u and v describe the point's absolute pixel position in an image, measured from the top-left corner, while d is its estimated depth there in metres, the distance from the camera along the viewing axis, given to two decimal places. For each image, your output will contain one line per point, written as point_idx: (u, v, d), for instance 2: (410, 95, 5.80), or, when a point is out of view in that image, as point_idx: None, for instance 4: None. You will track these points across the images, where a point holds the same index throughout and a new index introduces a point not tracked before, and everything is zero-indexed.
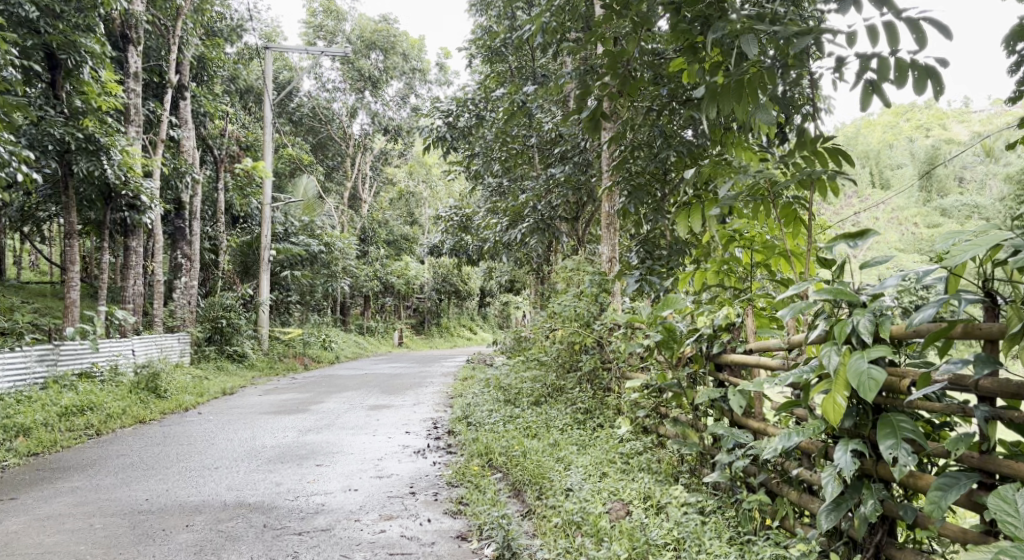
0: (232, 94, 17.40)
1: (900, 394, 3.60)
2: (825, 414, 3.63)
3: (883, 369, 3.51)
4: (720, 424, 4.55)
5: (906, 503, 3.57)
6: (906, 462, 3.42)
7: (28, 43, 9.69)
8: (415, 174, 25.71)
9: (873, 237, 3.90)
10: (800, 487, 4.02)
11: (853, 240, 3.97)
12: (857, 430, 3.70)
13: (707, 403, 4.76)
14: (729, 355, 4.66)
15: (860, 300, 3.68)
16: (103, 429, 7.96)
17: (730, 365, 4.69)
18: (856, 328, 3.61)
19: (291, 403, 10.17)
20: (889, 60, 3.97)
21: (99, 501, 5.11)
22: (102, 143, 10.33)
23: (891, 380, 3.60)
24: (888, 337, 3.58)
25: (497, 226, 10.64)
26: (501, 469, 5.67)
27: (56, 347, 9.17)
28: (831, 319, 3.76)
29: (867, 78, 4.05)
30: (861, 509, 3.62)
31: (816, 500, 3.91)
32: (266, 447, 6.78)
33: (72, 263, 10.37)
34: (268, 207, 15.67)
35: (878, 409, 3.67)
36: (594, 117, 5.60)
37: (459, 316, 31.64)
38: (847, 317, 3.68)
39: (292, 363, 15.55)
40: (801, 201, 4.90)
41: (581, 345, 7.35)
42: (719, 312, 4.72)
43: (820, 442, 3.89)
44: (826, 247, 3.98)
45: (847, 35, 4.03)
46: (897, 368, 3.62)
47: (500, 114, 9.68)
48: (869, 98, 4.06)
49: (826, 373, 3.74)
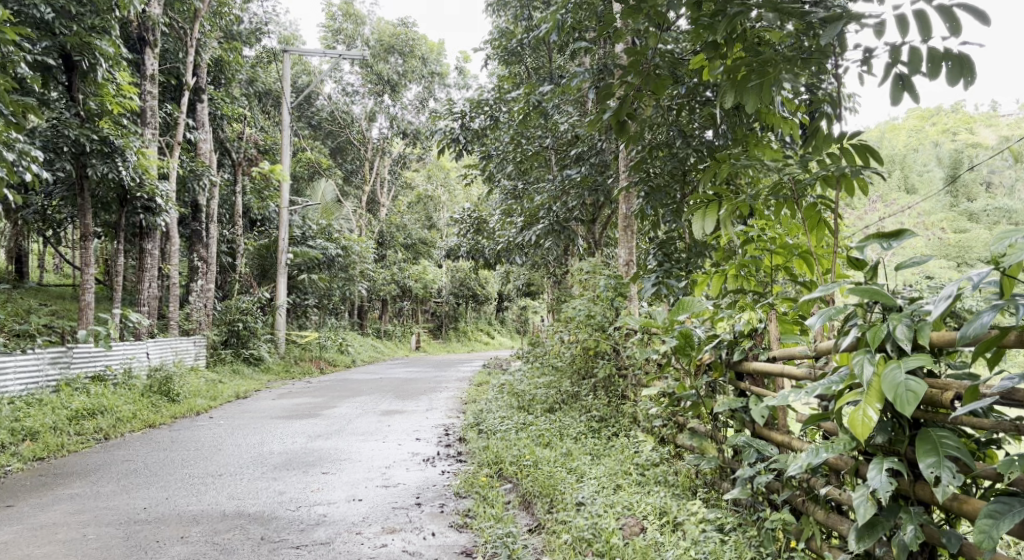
0: (250, 97, 17.35)
1: (942, 409, 3.36)
2: (854, 429, 3.38)
3: (921, 380, 3.29)
4: (741, 436, 4.31)
5: (949, 529, 3.33)
6: (949, 483, 3.19)
7: (42, 45, 9.56)
8: (433, 178, 25.63)
9: (911, 234, 3.61)
10: (828, 506, 3.77)
11: (890, 238, 3.68)
12: (892, 447, 3.47)
13: (727, 413, 4.50)
14: (751, 364, 4.41)
15: (896, 305, 3.44)
16: (112, 434, 7.82)
17: (752, 374, 4.45)
18: (892, 334, 3.38)
19: (305, 407, 10.02)
20: (919, 51, 3.75)
21: (96, 510, 4.98)
22: (116, 145, 10.19)
23: (932, 393, 3.36)
24: (928, 345, 3.33)
25: (513, 228, 10.45)
26: (511, 480, 5.47)
27: (69, 349, 9.06)
28: (863, 324, 3.51)
29: (896, 72, 3.83)
30: (899, 534, 3.38)
31: (846, 521, 3.67)
32: (272, 453, 6.63)
33: (87, 265, 10.27)
34: (285, 211, 15.57)
35: (916, 425, 3.44)
36: (622, 120, 5.42)
37: (477, 321, 31.54)
38: (881, 322, 3.46)
39: (308, 367, 15.42)
40: (826, 201, 4.71)
41: (596, 352, 7.14)
42: (740, 317, 4.43)
43: (850, 459, 3.66)
44: (858, 245, 3.70)
45: (876, 26, 3.81)
46: (937, 380, 3.39)
47: (515, 114, 9.49)
48: (898, 93, 3.84)
49: (857, 384, 3.51)
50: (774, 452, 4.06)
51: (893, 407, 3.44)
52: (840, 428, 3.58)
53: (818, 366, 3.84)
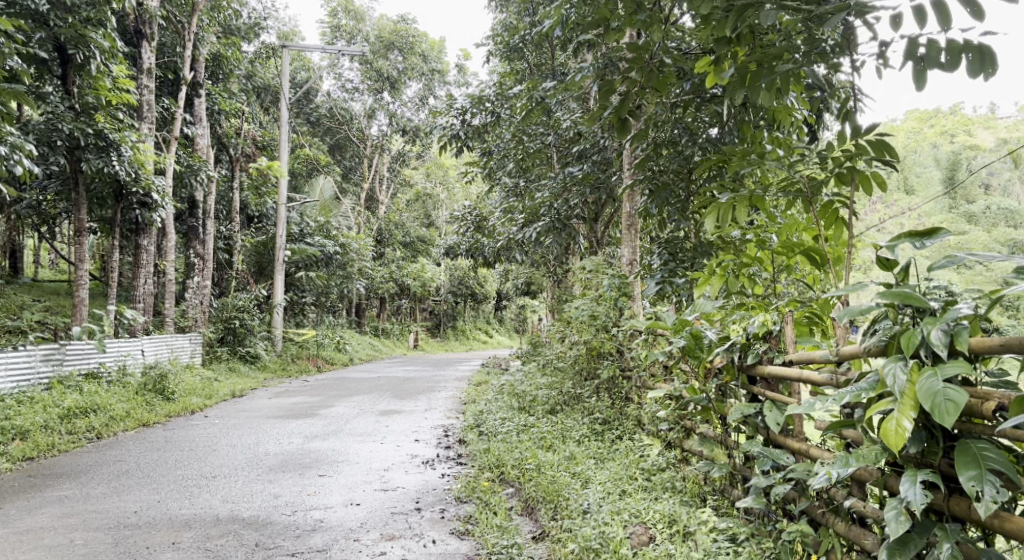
0: (250, 93, 17.18)
1: (981, 420, 3.24)
2: (884, 439, 3.28)
3: (960, 389, 3.17)
4: (755, 442, 4.19)
5: (987, 548, 3.21)
6: (993, 499, 3.06)
7: (35, 36, 9.37)
8: (432, 176, 25.46)
9: (947, 234, 3.47)
10: (850, 518, 3.65)
11: (923, 237, 3.53)
12: (924, 459, 3.34)
13: (739, 419, 4.36)
14: (764, 368, 4.27)
15: (931, 309, 3.32)
16: (104, 433, 7.66)
17: (766, 379, 4.31)
18: (927, 339, 3.27)
19: (301, 407, 9.87)
20: (938, 42, 3.62)
21: (85, 514, 4.83)
22: (112, 139, 10.04)
23: (971, 403, 3.24)
24: (967, 352, 3.21)
25: (513, 227, 10.30)
26: (513, 484, 5.34)
27: (62, 346, 8.91)
28: (894, 329, 3.41)
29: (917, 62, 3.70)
30: (934, 552, 3.26)
31: (871, 536, 3.54)
32: (268, 454, 6.49)
33: (81, 261, 10.11)
34: (283, 208, 15.39)
35: (952, 436, 3.32)
36: (623, 117, 5.34)
37: (475, 320, 31.40)
38: (915, 326, 3.34)
39: (306, 365, 15.26)
40: (842, 199, 4.63)
41: (600, 352, 7.00)
42: (755, 319, 4.28)
43: (877, 470, 3.54)
44: (890, 245, 3.53)
45: (891, 18, 3.68)
46: (977, 389, 3.26)
47: (518, 111, 9.34)
48: (921, 80, 3.70)
49: (887, 391, 3.39)
50: (790, 461, 3.95)
51: (926, 418, 3.32)
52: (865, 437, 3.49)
53: (840, 372, 3.72)
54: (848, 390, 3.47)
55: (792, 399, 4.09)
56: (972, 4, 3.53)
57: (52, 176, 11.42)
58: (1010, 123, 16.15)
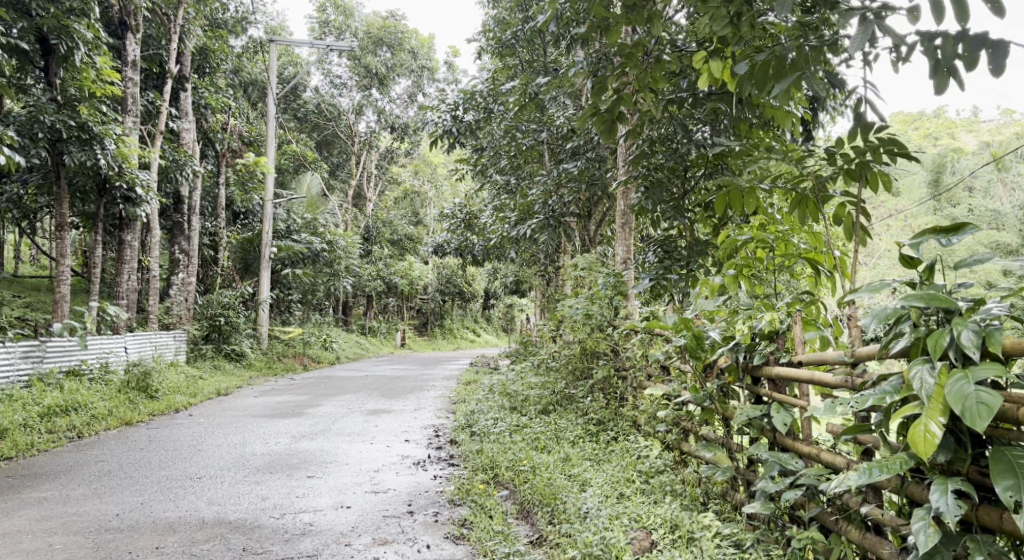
0: (237, 88, 17.00)
1: (1012, 425, 3.17)
2: (914, 446, 3.21)
3: (992, 392, 3.10)
4: (761, 447, 4.10)
5: None
6: None
7: (17, 26, 9.12)
8: (420, 174, 25.33)
9: (973, 230, 3.38)
10: (864, 527, 3.58)
11: (948, 233, 3.42)
12: (951, 467, 3.27)
13: (743, 422, 4.26)
14: (772, 369, 4.16)
15: (958, 309, 3.26)
16: (85, 432, 7.49)
17: (772, 380, 4.21)
18: (956, 340, 3.20)
19: (288, 406, 9.72)
20: (953, 38, 3.59)
21: (65, 517, 4.68)
22: (95, 131, 9.85)
23: (1002, 407, 3.17)
24: (1000, 353, 3.15)
25: (504, 225, 10.19)
26: (508, 486, 5.23)
27: (42, 343, 8.72)
28: (918, 330, 3.33)
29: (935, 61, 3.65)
30: None
31: (888, 546, 3.47)
32: (255, 454, 6.35)
33: (63, 256, 9.92)
34: (270, 204, 15.19)
35: (980, 442, 3.24)
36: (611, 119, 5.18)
37: (463, 318, 31.28)
38: (944, 327, 3.27)
39: (292, 363, 15.08)
40: (851, 199, 4.56)
41: (594, 351, 6.90)
42: (762, 318, 4.16)
43: (898, 477, 3.46)
44: (914, 242, 3.44)
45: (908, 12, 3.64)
46: (1008, 393, 3.19)
47: (510, 106, 9.23)
48: (942, 83, 3.64)
49: (912, 395, 3.32)
50: (799, 467, 3.85)
51: (954, 423, 3.25)
52: (887, 443, 3.43)
53: (856, 374, 3.65)
54: (870, 394, 3.41)
55: (801, 402, 3.99)
56: (992, 4, 3.45)
57: (33, 169, 11.21)
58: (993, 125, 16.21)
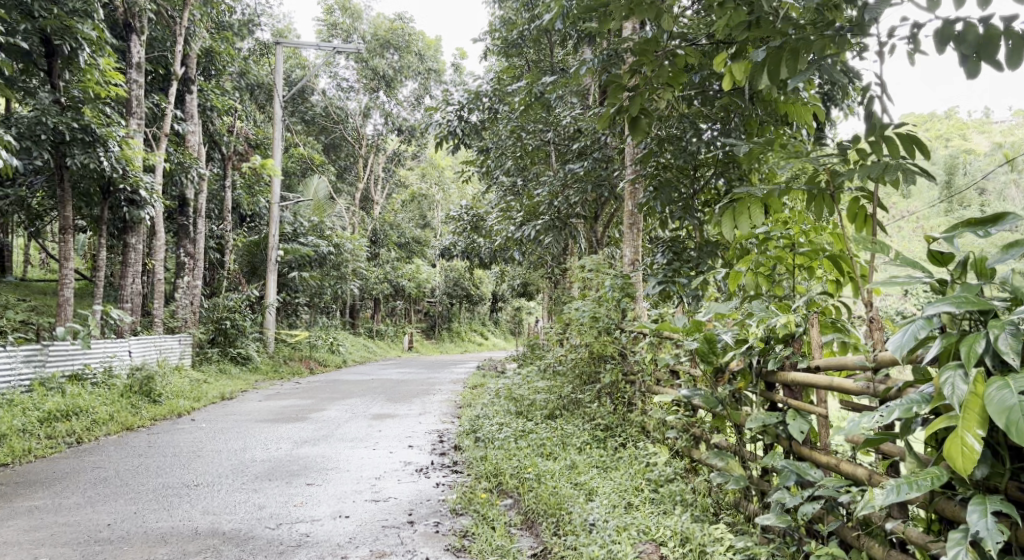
0: (244, 90, 16.92)
1: None
2: (952, 460, 3.07)
3: None
4: (777, 456, 3.95)
5: None
6: None
7: (20, 27, 8.98)
8: (428, 177, 25.20)
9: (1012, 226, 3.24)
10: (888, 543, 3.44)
11: (986, 226, 3.31)
12: (987, 482, 3.13)
13: (758, 429, 4.11)
14: (788, 374, 3.99)
15: (992, 310, 3.13)
16: (85, 437, 7.36)
17: (788, 385, 4.04)
18: (992, 345, 3.05)
19: (292, 410, 9.60)
20: (976, 26, 3.52)
21: (55, 527, 4.56)
22: (98, 134, 9.73)
23: None
24: None
25: (510, 226, 10.05)
26: (512, 494, 5.09)
27: (45, 347, 8.61)
28: (951, 336, 3.18)
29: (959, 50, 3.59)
30: None
31: None
32: (255, 461, 6.21)
33: (67, 259, 9.81)
34: (276, 207, 15.05)
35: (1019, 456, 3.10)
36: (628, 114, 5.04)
37: (470, 321, 31.14)
38: (980, 331, 3.12)
39: (298, 366, 14.93)
40: (867, 195, 4.40)
41: (601, 355, 6.73)
42: (777, 319, 3.98)
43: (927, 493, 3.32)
44: (948, 236, 3.35)
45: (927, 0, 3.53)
46: None
47: (517, 106, 9.07)
48: (973, 68, 3.56)
49: (946, 404, 3.16)
50: (817, 478, 3.70)
51: (992, 435, 3.11)
52: (912, 453, 3.29)
53: (878, 379, 3.49)
54: (893, 403, 3.26)
55: (818, 409, 3.83)
56: None
57: (37, 172, 11.11)
58: (1006, 125, 15.92)
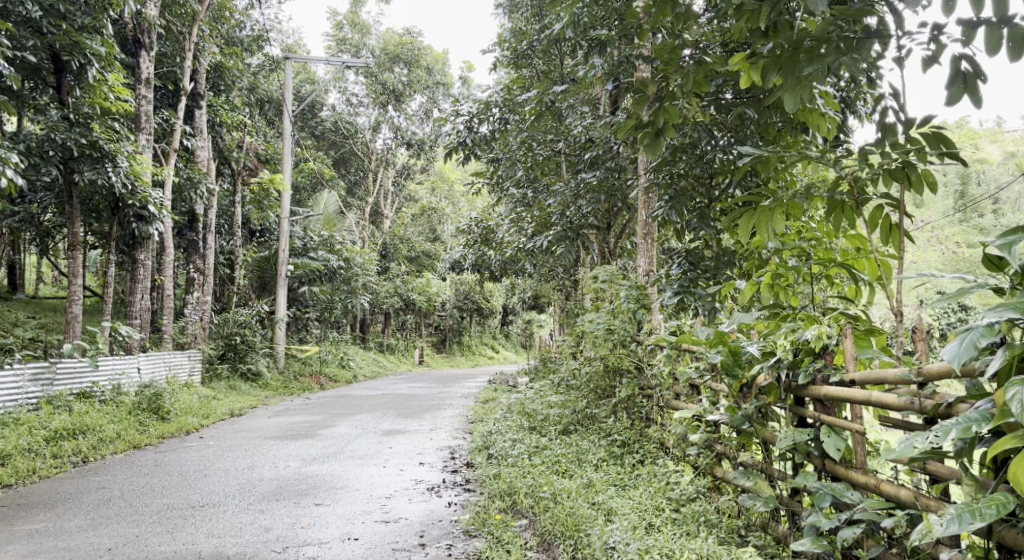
0: (255, 106, 16.88)
1: None
2: (1017, 483, 2.89)
3: None
4: (812, 476, 3.77)
5: None
6: None
7: (27, 44, 8.90)
8: (438, 191, 25.13)
9: None
10: None
11: None
12: None
13: (788, 446, 3.93)
14: (821, 388, 3.83)
15: None
16: (91, 456, 7.21)
17: (822, 400, 3.87)
18: None
19: (301, 426, 9.45)
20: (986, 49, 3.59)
21: (54, 552, 4.44)
22: (107, 150, 9.61)
23: None
24: None
25: (522, 238, 9.90)
26: (528, 515, 4.93)
27: (52, 365, 8.50)
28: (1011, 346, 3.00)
29: (959, 73, 3.70)
30: None
31: None
32: (262, 480, 6.06)
33: (76, 275, 9.68)
34: (286, 222, 14.94)
35: None
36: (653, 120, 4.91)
37: (482, 335, 31.00)
38: None
39: (308, 382, 14.78)
40: (892, 201, 4.20)
41: (616, 369, 6.55)
42: (807, 331, 3.82)
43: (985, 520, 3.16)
44: (1003, 241, 3.18)
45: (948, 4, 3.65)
46: None
47: (528, 116, 8.93)
48: (956, 96, 3.71)
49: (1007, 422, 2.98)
50: (855, 500, 3.57)
51: None
52: (967, 475, 3.16)
53: (925, 395, 3.34)
54: (947, 422, 3.12)
55: (856, 425, 3.67)
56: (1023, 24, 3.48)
57: (46, 188, 11.04)
58: (1019, 133, 15.78)
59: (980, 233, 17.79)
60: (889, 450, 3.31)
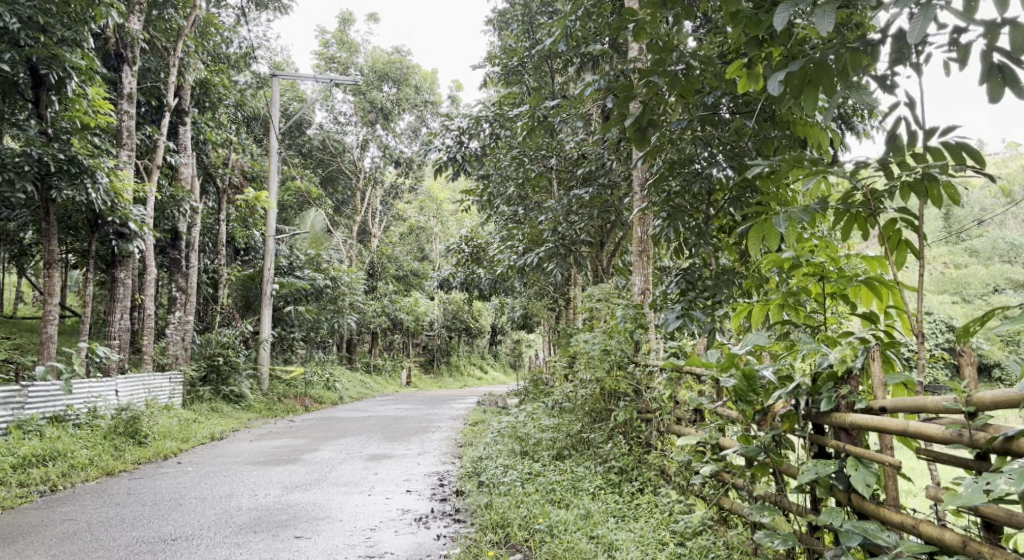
0: (241, 123, 16.62)
1: None
2: None
3: None
4: (839, 515, 3.55)
5: None
6: None
7: (4, 56, 8.54)
8: (426, 210, 24.88)
9: None
10: None
11: None
12: None
13: (808, 481, 3.71)
14: (848, 418, 3.63)
15: None
16: (60, 484, 6.84)
17: (847, 429, 3.67)
18: None
19: (283, 451, 9.10)
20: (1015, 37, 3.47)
21: None
22: (86, 165, 9.23)
23: None
24: None
25: (514, 256, 9.63)
26: (523, 549, 4.67)
27: (23, 388, 8.13)
28: None
29: (993, 69, 3.57)
30: None
31: None
32: (241, 510, 5.73)
33: (53, 295, 9.31)
34: (272, 240, 14.61)
35: None
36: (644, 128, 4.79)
37: (469, 355, 30.65)
38: None
39: (293, 404, 14.37)
40: (909, 217, 3.96)
41: (613, 391, 6.28)
42: (832, 353, 3.64)
43: None
44: None
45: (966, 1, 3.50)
46: None
47: (519, 131, 8.68)
48: (997, 91, 3.59)
49: None
50: (891, 542, 3.39)
51: None
52: None
53: (977, 427, 3.16)
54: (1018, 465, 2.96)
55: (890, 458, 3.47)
56: None
57: (21, 206, 10.67)
58: (1006, 154, 15.71)
59: (969, 254, 17.73)
60: (951, 498, 3.12)
